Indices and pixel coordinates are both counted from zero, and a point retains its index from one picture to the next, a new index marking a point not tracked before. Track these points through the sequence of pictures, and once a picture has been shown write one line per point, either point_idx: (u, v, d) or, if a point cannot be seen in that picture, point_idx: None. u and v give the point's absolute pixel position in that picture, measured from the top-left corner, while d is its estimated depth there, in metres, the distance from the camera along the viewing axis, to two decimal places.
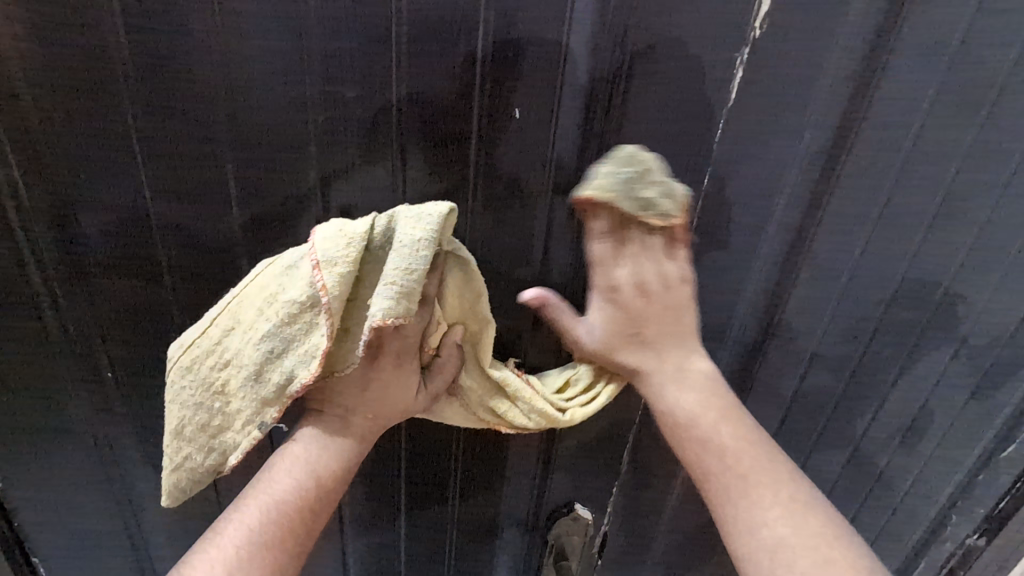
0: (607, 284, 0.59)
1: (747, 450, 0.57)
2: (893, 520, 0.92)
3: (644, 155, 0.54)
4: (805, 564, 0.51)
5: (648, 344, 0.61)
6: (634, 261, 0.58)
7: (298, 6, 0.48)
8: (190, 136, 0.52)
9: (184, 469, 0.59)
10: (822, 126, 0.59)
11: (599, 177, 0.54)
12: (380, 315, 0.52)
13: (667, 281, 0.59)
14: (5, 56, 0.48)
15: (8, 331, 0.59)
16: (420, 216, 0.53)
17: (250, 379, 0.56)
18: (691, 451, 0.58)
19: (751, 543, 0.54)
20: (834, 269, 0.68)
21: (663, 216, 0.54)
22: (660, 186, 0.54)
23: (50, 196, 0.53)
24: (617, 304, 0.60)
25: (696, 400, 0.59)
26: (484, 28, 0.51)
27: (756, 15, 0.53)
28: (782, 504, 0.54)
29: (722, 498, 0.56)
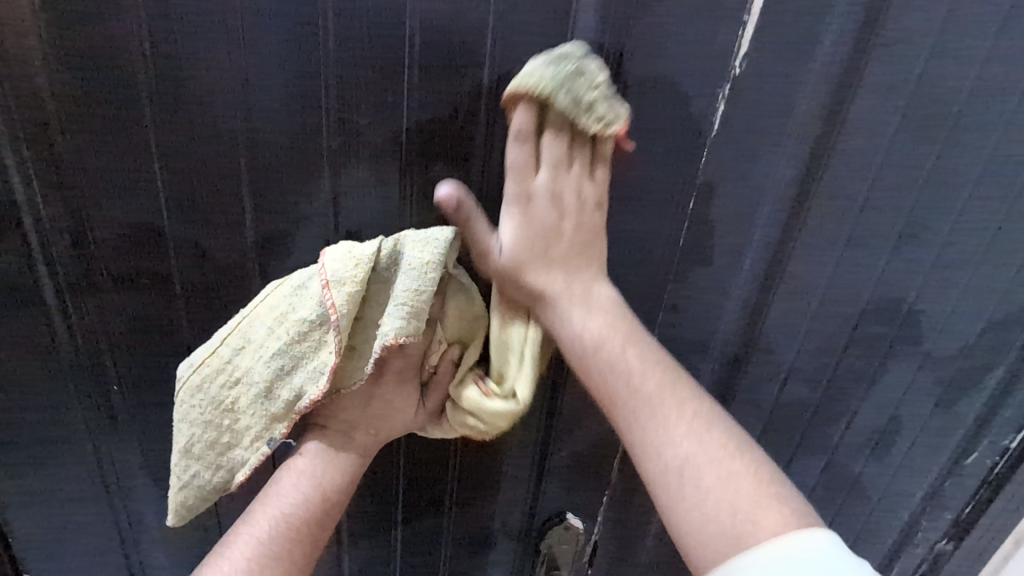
0: (522, 193, 0.57)
1: (653, 375, 0.55)
2: (869, 526, 0.97)
3: (586, 55, 0.53)
4: (709, 478, 0.50)
5: (558, 261, 0.58)
6: (553, 170, 0.57)
7: (316, 39, 0.52)
8: (211, 159, 0.55)
9: (195, 485, 0.62)
10: (795, 155, 0.65)
11: (537, 69, 0.53)
12: (392, 333, 0.55)
13: (582, 201, 0.58)
14: (35, 80, 0.50)
15: (16, 345, 0.60)
16: (428, 241, 0.56)
17: (259, 397, 0.58)
18: (599, 382, 0.57)
19: (659, 463, 0.52)
20: (809, 286, 0.73)
21: (598, 124, 0.54)
22: (599, 89, 0.53)
23: (70, 214, 0.55)
24: (527, 217, 0.58)
25: (602, 325, 0.57)
26: (489, 62, 0.55)
27: (736, 55, 0.59)
28: (687, 424, 0.53)
29: (630, 423, 0.55)
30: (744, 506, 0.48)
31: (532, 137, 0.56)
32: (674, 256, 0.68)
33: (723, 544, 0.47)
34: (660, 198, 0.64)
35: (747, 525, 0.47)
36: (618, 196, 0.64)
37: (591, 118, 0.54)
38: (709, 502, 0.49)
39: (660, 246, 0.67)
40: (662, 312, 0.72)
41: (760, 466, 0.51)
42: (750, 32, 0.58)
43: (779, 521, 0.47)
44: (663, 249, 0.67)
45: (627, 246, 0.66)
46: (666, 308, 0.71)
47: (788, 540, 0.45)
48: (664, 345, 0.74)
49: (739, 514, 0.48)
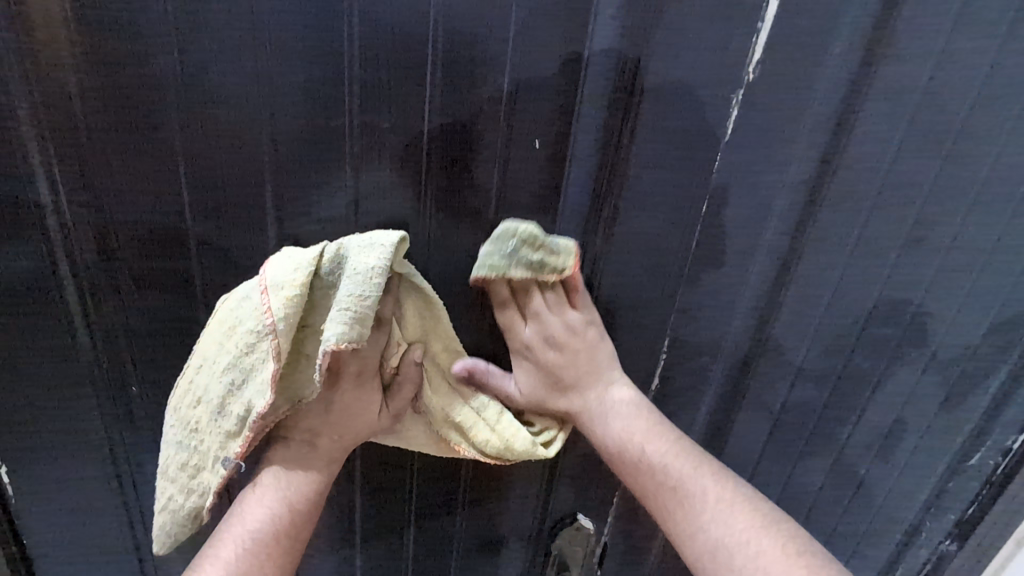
0: (520, 345, 0.67)
1: (674, 462, 0.65)
2: (874, 527, 0.98)
3: (522, 226, 0.59)
4: (741, 558, 0.59)
5: (572, 387, 0.68)
6: (537, 321, 0.66)
7: (341, 43, 0.53)
8: (233, 162, 0.55)
9: (169, 510, 0.62)
10: (807, 158, 0.66)
11: (486, 257, 0.60)
12: (333, 340, 0.53)
13: (572, 329, 0.66)
14: (64, 81, 0.50)
15: (35, 344, 0.60)
16: (371, 244, 0.55)
17: (215, 413, 0.59)
18: (628, 473, 0.66)
19: (696, 546, 0.62)
20: (818, 287, 0.74)
21: (554, 272, 0.60)
22: (543, 248, 0.59)
23: (92, 215, 0.55)
24: (533, 361, 0.68)
25: (624, 426, 0.67)
26: (510, 66, 0.56)
27: (750, 60, 0.60)
28: (714, 508, 0.62)
29: (667, 514, 0.64)
30: None
31: (509, 303, 0.66)
32: (686, 258, 0.69)
33: None
34: (675, 201, 0.65)
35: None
36: (633, 199, 0.64)
37: (544, 272, 0.60)
38: None
39: (674, 249, 0.68)
40: (674, 314, 0.73)
41: (787, 542, 0.59)
42: (764, 38, 0.59)
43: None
44: (677, 251, 0.68)
45: (641, 249, 0.67)
46: (677, 310, 0.72)
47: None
48: (676, 346, 0.75)
49: None
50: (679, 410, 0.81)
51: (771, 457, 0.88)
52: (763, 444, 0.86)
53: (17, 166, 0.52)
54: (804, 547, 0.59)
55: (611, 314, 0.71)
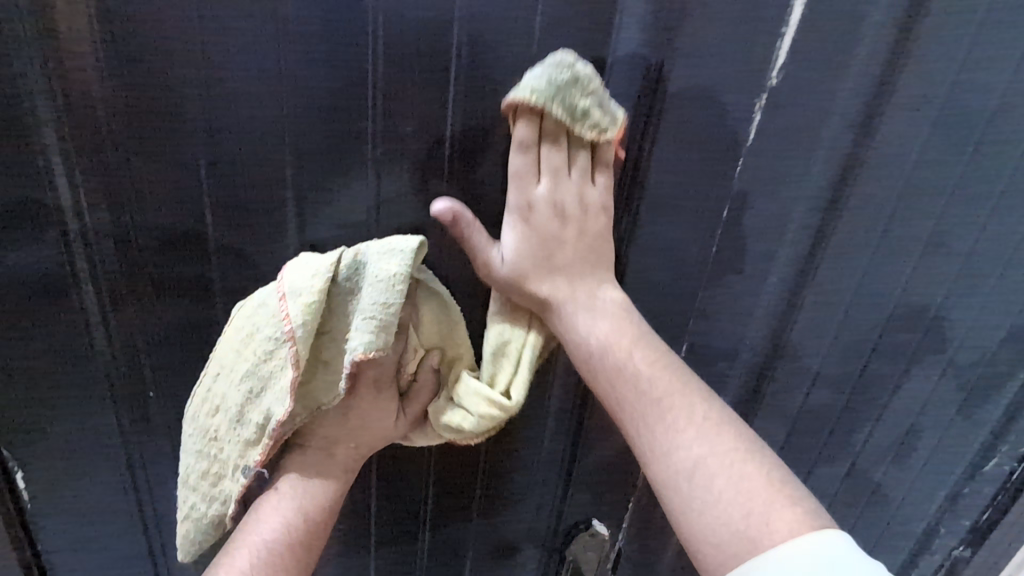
0: (523, 204, 0.58)
1: (660, 374, 0.56)
2: (890, 531, 0.97)
3: (580, 62, 0.53)
4: (721, 481, 0.49)
5: (560, 271, 0.59)
6: (553, 177, 0.57)
7: (366, 47, 0.52)
8: (257, 168, 0.55)
9: (192, 518, 0.62)
10: (828, 163, 0.66)
11: (531, 84, 0.52)
12: (361, 349, 0.55)
13: (586, 207, 0.59)
14: (87, 85, 0.50)
15: (53, 349, 0.59)
16: (391, 250, 0.55)
17: (234, 421, 0.59)
18: (605, 378, 0.57)
19: (670, 465, 0.52)
20: (837, 292, 0.74)
21: (594, 131, 0.55)
22: (594, 95, 0.54)
23: (116, 222, 0.55)
24: (531, 227, 0.58)
25: (609, 328, 0.58)
26: (534, 71, 0.56)
27: (773, 66, 0.60)
28: (698, 426, 0.53)
29: (639, 426, 0.55)
30: (757, 507, 0.48)
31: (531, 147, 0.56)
32: (706, 264, 0.69)
33: (738, 539, 0.47)
34: (696, 205, 0.65)
35: (761, 526, 0.46)
36: (654, 205, 0.64)
37: (586, 125, 0.54)
38: (721, 505, 0.49)
39: (693, 254, 0.68)
40: (693, 319, 0.72)
41: (772, 472, 0.50)
42: (787, 43, 0.59)
43: (797, 519, 0.46)
44: (697, 256, 0.68)
45: (661, 254, 0.67)
46: (696, 315, 0.72)
47: (800, 538, 0.44)
48: (694, 351, 0.75)
49: (753, 516, 0.47)
50: None
51: (787, 462, 0.87)
52: (779, 449, 0.86)
53: (40, 173, 0.52)
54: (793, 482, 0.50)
55: None
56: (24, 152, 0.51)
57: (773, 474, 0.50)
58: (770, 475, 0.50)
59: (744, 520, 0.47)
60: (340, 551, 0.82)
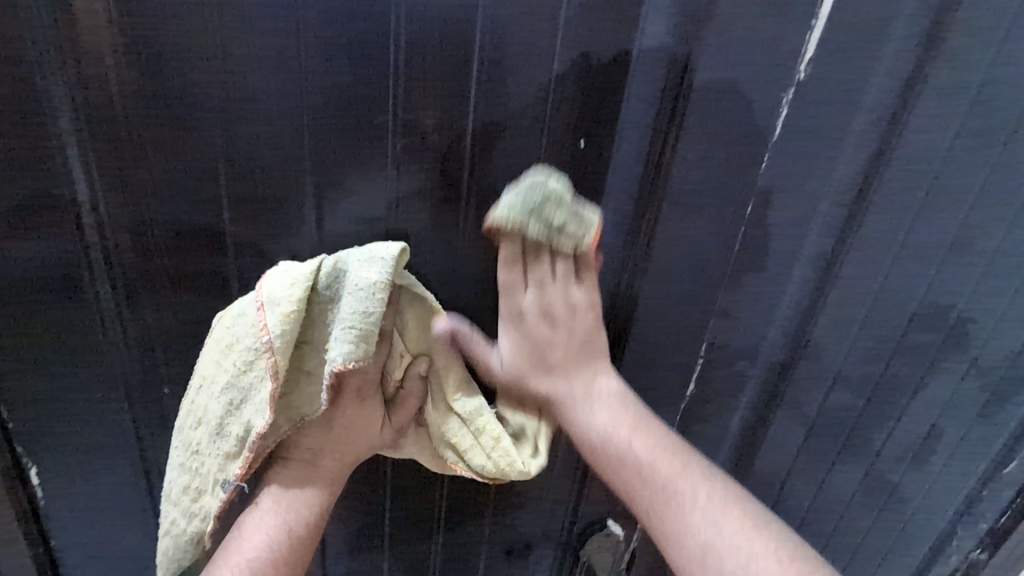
0: (513, 311, 0.61)
1: (661, 458, 0.58)
2: (907, 534, 0.96)
3: (551, 178, 0.54)
4: (732, 564, 0.51)
5: (555, 370, 0.62)
6: (539, 287, 0.59)
7: (387, 38, 0.51)
8: (276, 163, 0.54)
9: (172, 534, 0.61)
10: (854, 159, 0.64)
11: (505, 206, 0.54)
12: (340, 359, 0.54)
13: (573, 307, 0.60)
14: (105, 76, 0.49)
15: (67, 345, 0.59)
16: (372, 258, 0.54)
17: (213, 434, 0.58)
18: (610, 468, 0.59)
19: (681, 552, 0.54)
20: (860, 291, 0.72)
21: (572, 239, 0.55)
22: (567, 208, 0.54)
23: (132, 217, 0.54)
24: (522, 333, 0.61)
25: (608, 417, 0.60)
26: (558, 64, 0.55)
27: (801, 59, 0.58)
28: (705, 509, 0.54)
29: (649, 513, 0.57)
30: None
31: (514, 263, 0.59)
32: (728, 262, 0.68)
33: None
34: (720, 202, 0.64)
35: None
36: (677, 202, 0.63)
37: (564, 238, 0.55)
38: None
39: (716, 252, 0.67)
40: (713, 318, 0.71)
41: (784, 549, 0.52)
42: (817, 35, 0.58)
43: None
44: (719, 254, 0.67)
45: (683, 252, 0.66)
46: (717, 315, 0.71)
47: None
48: (713, 351, 0.73)
49: None
50: (714, 417, 0.79)
51: (805, 464, 0.86)
52: (798, 451, 0.84)
53: (56, 165, 0.51)
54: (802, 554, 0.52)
55: (650, 319, 0.69)
56: (40, 144, 0.50)
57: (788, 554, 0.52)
58: (777, 550, 0.52)
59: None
60: (350, 549, 0.81)
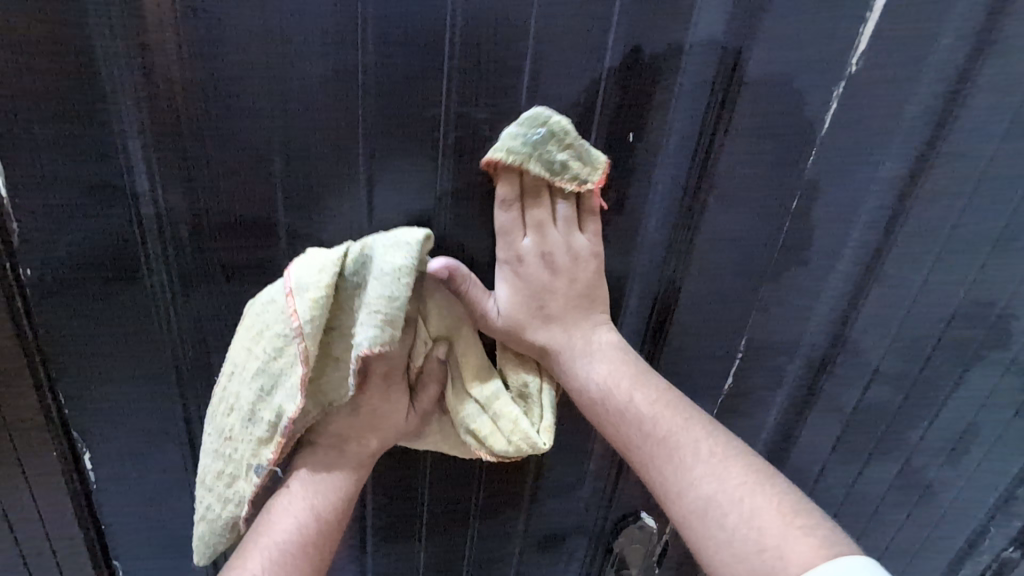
0: (511, 257, 0.59)
1: (662, 413, 0.58)
2: (939, 530, 0.95)
3: (556, 116, 0.53)
4: (731, 516, 0.50)
5: (555, 319, 0.61)
6: (539, 230, 0.58)
7: (443, 31, 0.52)
8: (330, 155, 0.55)
9: (207, 520, 0.61)
10: (903, 154, 0.64)
11: (506, 142, 0.53)
12: (365, 343, 0.52)
13: (575, 255, 0.60)
14: (169, 69, 0.49)
15: (121, 334, 0.60)
16: (399, 242, 0.54)
17: (245, 420, 0.58)
18: (609, 425, 0.60)
19: (683, 505, 0.54)
20: (902, 287, 0.72)
21: (574, 181, 0.55)
22: (572, 148, 0.53)
23: (190, 203, 0.55)
24: (521, 278, 0.60)
25: (608, 371, 0.60)
26: (611, 57, 0.55)
27: (854, 52, 0.58)
28: (705, 463, 0.54)
29: (649, 468, 0.57)
30: (771, 539, 0.48)
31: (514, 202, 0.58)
32: (770, 257, 0.67)
33: None
34: (765, 196, 0.64)
35: (777, 562, 0.47)
36: (724, 194, 0.63)
37: (567, 175, 0.54)
38: (736, 544, 0.49)
39: (760, 245, 0.66)
40: (753, 313, 0.71)
41: (786, 500, 0.50)
42: (871, 28, 0.57)
43: (811, 550, 0.46)
44: (762, 249, 0.67)
45: (726, 246, 0.66)
46: (757, 310, 0.71)
47: (811, 570, 0.44)
48: (752, 346, 0.74)
49: (767, 551, 0.48)
50: (750, 411, 0.79)
51: (840, 459, 0.85)
52: (833, 446, 0.84)
53: (116, 152, 0.52)
54: (811, 513, 0.50)
55: (692, 311, 0.69)
56: (102, 137, 0.51)
57: (796, 511, 0.50)
58: (779, 504, 0.50)
59: (757, 558, 0.48)
60: (387, 537, 0.82)
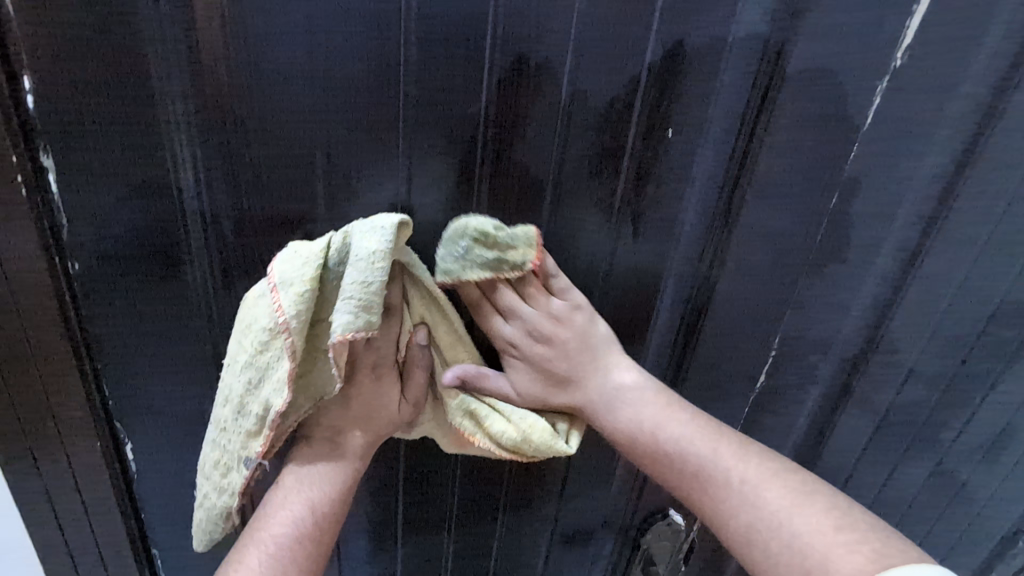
0: (506, 347, 0.64)
1: (691, 445, 0.60)
2: (973, 529, 0.94)
3: (470, 220, 0.55)
4: (775, 542, 0.54)
5: (568, 379, 0.64)
6: (518, 318, 0.62)
7: (483, 27, 0.52)
8: (369, 151, 0.55)
9: (205, 506, 0.63)
10: (947, 149, 0.62)
11: (440, 262, 0.57)
12: (340, 330, 0.52)
13: (558, 318, 0.62)
14: (215, 66, 0.50)
15: (161, 327, 0.61)
16: (374, 228, 0.53)
17: (235, 412, 0.58)
18: (645, 465, 0.62)
19: (728, 533, 0.57)
20: (942, 285, 0.70)
21: (516, 267, 0.57)
22: (497, 241, 0.56)
23: (234, 203, 0.56)
24: (522, 362, 0.64)
25: (633, 413, 0.62)
26: (651, 52, 0.55)
27: (899, 46, 0.57)
28: (739, 490, 0.57)
29: (692, 502, 0.60)
30: (817, 557, 0.51)
31: (486, 300, 0.62)
32: (807, 254, 0.67)
33: None
34: (804, 192, 0.63)
35: None
36: (761, 190, 0.62)
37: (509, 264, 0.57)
38: (783, 566, 0.53)
39: (797, 241, 0.66)
40: (788, 312, 0.70)
41: (826, 515, 0.54)
42: (918, 20, 0.56)
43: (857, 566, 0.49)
44: (799, 246, 0.66)
45: (762, 243, 0.65)
46: (792, 308, 0.70)
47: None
48: (785, 344, 0.73)
49: (815, 568, 0.51)
50: (782, 410, 0.79)
51: (871, 460, 0.85)
52: (865, 446, 0.83)
53: (163, 152, 0.53)
54: (869, 527, 0.52)
55: (726, 307, 0.69)
56: (147, 134, 0.52)
57: (841, 526, 0.53)
58: (826, 519, 0.53)
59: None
60: (416, 530, 0.83)
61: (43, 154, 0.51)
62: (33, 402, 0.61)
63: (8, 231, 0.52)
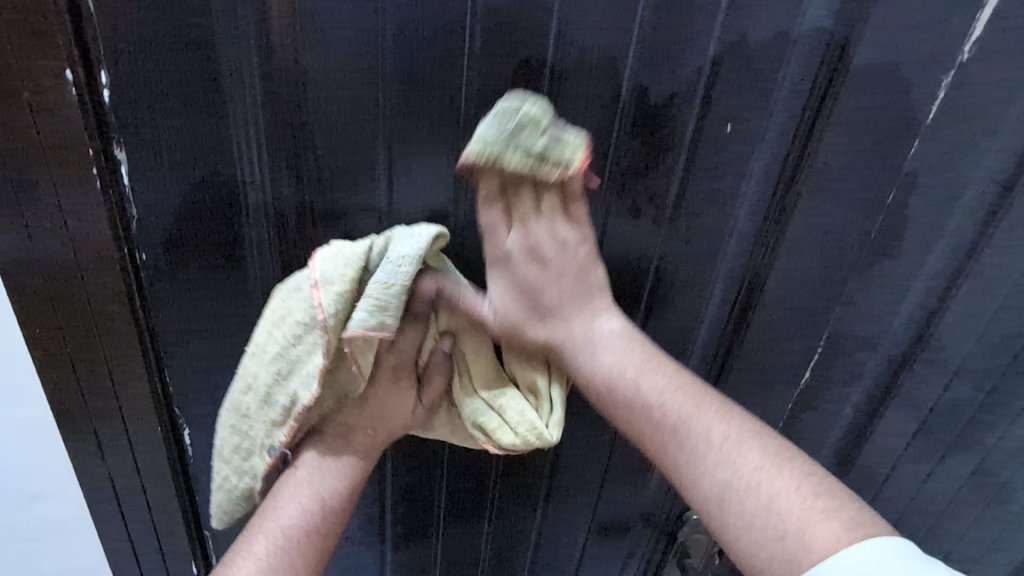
0: (498, 255, 0.56)
1: (671, 400, 0.53)
2: (1011, 531, 0.93)
3: (525, 103, 0.49)
4: (751, 504, 0.47)
5: (552, 314, 0.57)
6: (521, 225, 0.55)
7: (547, 21, 0.52)
8: (428, 144, 0.56)
9: (224, 488, 0.63)
10: (1011, 145, 0.61)
11: (478, 138, 0.49)
12: (357, 326, 0.53)
13: (562, 245, 0.56)
14: (285, 61, 0.51)
15: (219, 314, 0.63)
16: (410, 236, 0.55)
17: (261, 401, 0.59)
18: (618, 415, 0.55)
19: (699, 494, 0.50)
20: (996, 284, 0.69)
21: (558, 167, 0.50)
22: (546, 134, 0.49)
23: (295, 195, 0.57)
24: (511, 277, 0.57)
25: (615, 358, 0.56)
26: (714, 47, 0.54)
27: (968, 40, 0.56)
28: (718, 449, 0.50)
29: (662, 455, 0.53)
30: (790, 525, 0.46)
31: (495, 202, 0.54)
32: (857, 251, 0.66)
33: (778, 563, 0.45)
34: (860, 188, 0.62)
35: (799, 550, 0.45)
36: (817, 185, 0.62)
37: (550, 162, 0.50)
38: (754, 534, 0.47)
39: (849, 237, 0.65)
40: (836, 308, 0.70)
41: (808, 481, 0.48)
42: (989, 13, 0.54)
43: (835, 533, 0.44)
44: (851, 242, 0.66)
45: (814, 238, 0.65)
46: (840, 304, 0.70)
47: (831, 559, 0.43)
48: (831, 341, 0.73)
49: (788, 535, 0.45)
50: (825, 405, 0.79)
51: (912, 458, 0.84)
52: (905, 444, 0.83)
53: (228, 147, 0.54)
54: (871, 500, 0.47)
55: (774, 303, 0.69)
56: (214, 130, 0.53)
57: (830, 495, 0.47)
58: (801, 485, 0.47)
59: (777, 542, 0.46)
60: (455, 518, 0.85)
61: (117, 149, 0.52)
62: (96, 387, 0.63)
63: (81, 224, 0.54)
